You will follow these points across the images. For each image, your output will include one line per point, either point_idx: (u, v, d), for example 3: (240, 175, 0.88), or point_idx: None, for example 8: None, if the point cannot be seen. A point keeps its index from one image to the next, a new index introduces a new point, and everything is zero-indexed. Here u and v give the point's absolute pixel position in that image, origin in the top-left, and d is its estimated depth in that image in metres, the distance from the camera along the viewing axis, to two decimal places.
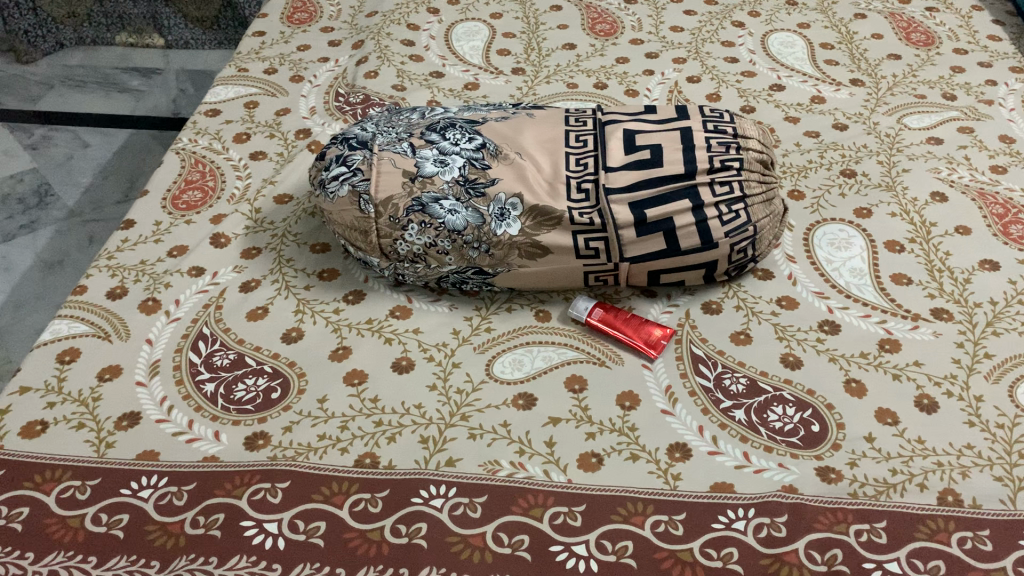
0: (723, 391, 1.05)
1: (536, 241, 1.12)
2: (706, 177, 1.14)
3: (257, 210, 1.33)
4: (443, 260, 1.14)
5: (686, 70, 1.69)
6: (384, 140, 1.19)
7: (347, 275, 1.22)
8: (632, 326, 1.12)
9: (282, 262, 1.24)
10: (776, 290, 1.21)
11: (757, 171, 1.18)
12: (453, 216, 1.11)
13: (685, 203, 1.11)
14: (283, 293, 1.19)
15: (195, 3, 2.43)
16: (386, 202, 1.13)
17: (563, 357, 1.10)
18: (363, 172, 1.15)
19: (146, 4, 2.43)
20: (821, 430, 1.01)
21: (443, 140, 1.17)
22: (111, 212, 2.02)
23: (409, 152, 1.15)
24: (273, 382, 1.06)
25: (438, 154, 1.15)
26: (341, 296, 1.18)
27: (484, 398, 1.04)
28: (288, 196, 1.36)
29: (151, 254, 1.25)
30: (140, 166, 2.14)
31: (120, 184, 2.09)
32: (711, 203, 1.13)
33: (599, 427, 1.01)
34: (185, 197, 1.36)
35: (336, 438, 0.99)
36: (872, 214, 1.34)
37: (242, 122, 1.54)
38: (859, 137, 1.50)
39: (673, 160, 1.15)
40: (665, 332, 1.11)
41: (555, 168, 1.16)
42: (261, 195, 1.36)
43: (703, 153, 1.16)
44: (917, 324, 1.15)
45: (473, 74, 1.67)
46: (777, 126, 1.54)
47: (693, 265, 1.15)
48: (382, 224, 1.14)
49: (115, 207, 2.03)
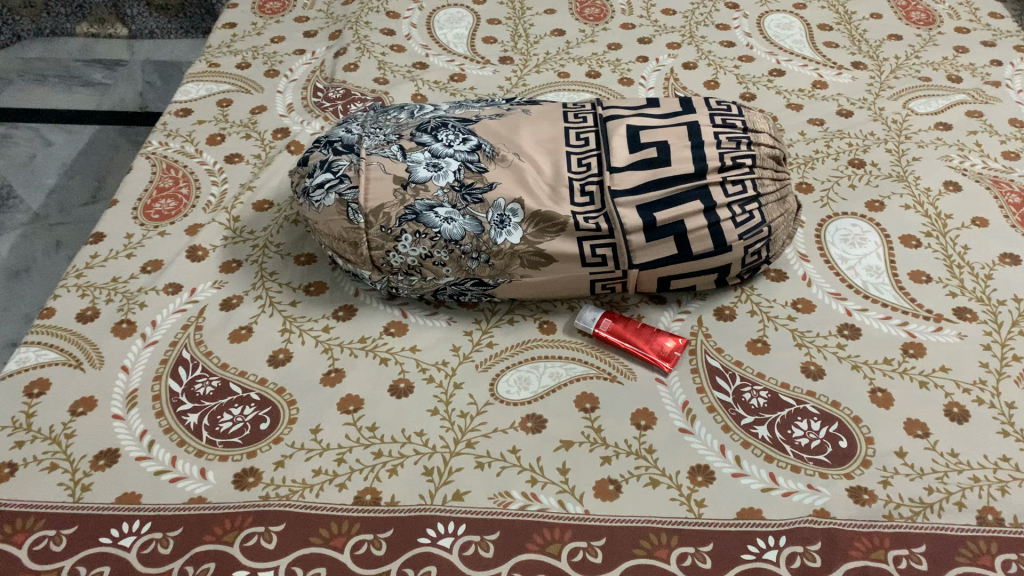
0: (743, 406, 0.99)
1: (539, 249, 1.05)
2: (718, 176, 1.07)
3: (235, 218, 1.25)
4: (440, 271, 1.07)
5: (681, 56, 1.62)
6: (372, 142, 1.11)
7: (336, 288, 1.14)
8: (644, 336, 1.05)
9: (265, 275, 1.16)
10: (790, 293, 1.14)
11: (770, 167, 1.11)
12: (450, 225, 1.04)
13: (697, 205, 1.05)
14: (268, 310, 1.11)
15: None
16: (377, 211, 1.05)
17: (571, 373, 1.04)
18: (350, 178, 1.07)
19: None
20: (849, 446, 0.96)
21: (435, 142, 1.10)
22: (79, 214, 1.92)
23: (399, 156, 1.08)
24: (262, 411, 0.98)
25: (431, 157, 1.08)
26: (330, 312, 1.10)
27: (489, 422, 0.97)
28: (268, 202, 1.27)
29: (123, 271, 1.17)
30: (108, 164, 2.04)
31: (88, 184, 1.99)
32: (724, 204, 1.06)
33: (615, 450, 0.95)
34: (158, 206, 1.28)
35: (333, 472, 0.91)
36: (884, 207, 1.28)
37: (216, 121, 1.44)
38: (866, 124, 1.44)
39: (682, 158, 1.08)
40: (678, 343, 1.05)
41: (556, 171, 1.09)
42: (240, 202, 1.28)
43: (713, 150, 1.09)
44: (941, 326, 1.10)
45: (458, 64, 1.58)
46: (779, 114, 1.47)
47: (705, 269, 1.09)
48: (373, 235, 1.06)
49: (83, 208, 1.93)
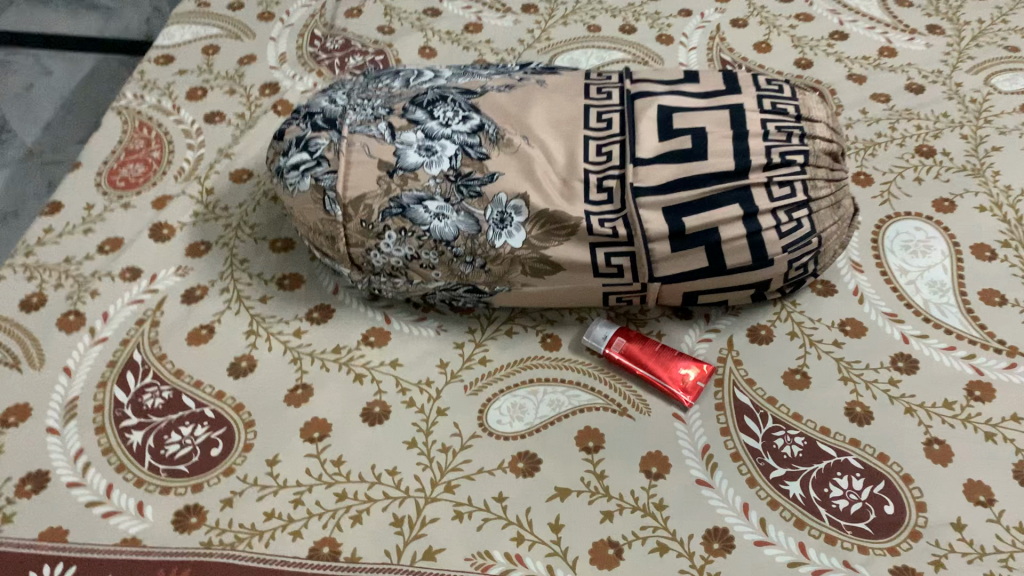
0: (773, 455, 0.85)
1: (544, 256, 0.90)
2: (762, 175, 0.90)
3: (208, 190, 1.11)
4: (429, 275, 0.92)
5: (730, 11, 1.42)
6: (357, 117, 0.95)
7: (312, 282, 0.99)
8: (662, 361, 0.90)
9: (235, 263, 1.02)
10: (838, 311, 0.98)
11: (825, 165, 0.94)
12: (441, 223, 0.89)
13: (735, 210, 0.88)
14: (234, 306, 0.97)
15: None
16: (357, 202, 0.90)
17: (575, 403, 0.89)
18: (329, 161, 0.92)
19: None
20: (896, 513, 0.81)
21: (430, 120, 0.94)
22: (73, 153, 1.78)
23: (387, 136, 0.92)
24: (214, 433, 0.85)
25: (424, 138, 0.92)
26: (304, 313, 0.96)
27: (475, 459, 0.84)
28: (247, 172, 1.13)
29: (78, 250, 1.04)
30: (107, 99, 1.89)
31: (85, 120, 1.85)
32: (767, 209, 0.89)
33: (618, 503, 0.81)
34: (124, 171, 1.14)
35: (288, 517, 0.79)
36: (955, 208, 1.10)
37: (199, 72, 1.29)
38: (938, 103, 1.24)
39: (720, 151, 0.91)
40: (701, 371, 0.90)
41: (570, 160, 0.93)
42: (215, 171, 1.13)
43: (759, 142, 0.91)
44: (1015, 362, 0.93)
45: (475, 12, 1.40)
46: (838, 87, 1.28)
47: (740, 284, 0.93)
48: (353, 229, 0.91)
49: (78, 147, 1.79)
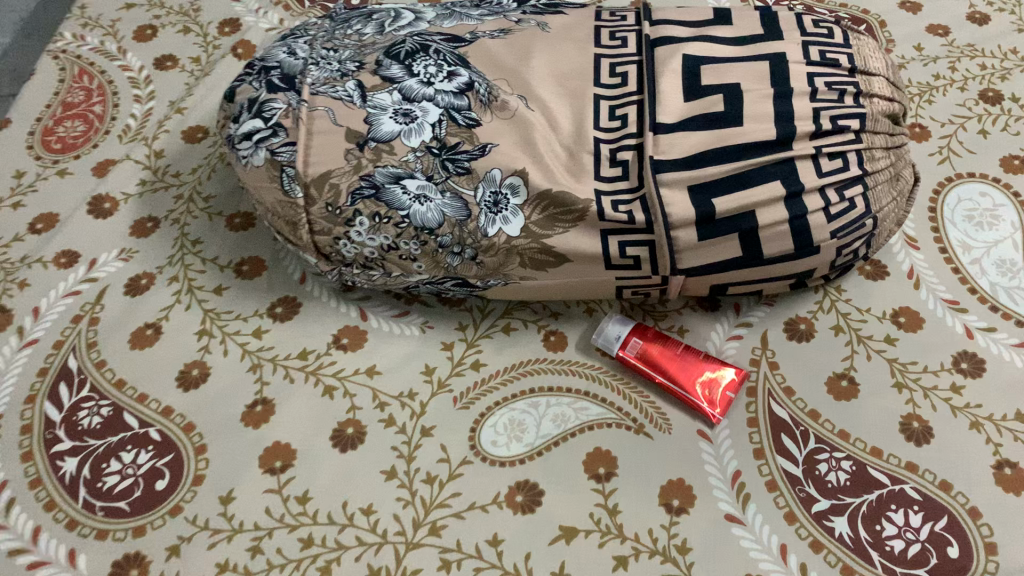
0: (816, 484, 0.72)
1: (547, 245, 0.76)
2: (809, 144, 0.74)
3: (157, 153, 0.95)
4: (410, 267, 0.78)
5: None
6: (320, 74, 0.79)
7: (276, 268, 0.85)
8: (685, 368, 0.76)
9: (187, 244, 0.88)
10: (891, 298, 0.84)
11: (884, 129, 0.78)
12: (422, 207, 0.74)
13: (776, 188, 0.73)
14: (185, 299, 0.83)
15: None
16: (321, 181, 0.75)
17: (583, 418, 0.76)
18: (286, 131, 0.76)
19: None
20: (961, 556, 0.69)
21: (408, 76, 0.78)
22: None
23: (356, 98, 0.77)
24: (160, 462, 0.73)
25: (401, 101, 0.77)
26: (266, 307, 0.82)
27: (465, 493, 0.71)
28: (202, 130, 0.97)
29: (7, 229, 0.89)
30: None
31: None
32: (815, 187, 0.74)
33: (634, 547, 0.69)
34: (61, 130, 0.98)
35: (244, 570, 0.67)
36: None
37: (149, 5, 1.12)
38: (1006, 37, 1.07)
39: (758, 115, 0.75)
40: (731, 380, 0.76)
41: (577, 127, 0.77)
42: (165, 130, 0.98)
43: (805, 103, 0.75)
44: None
45: None
46: (888, 17, 1.10)
47: (778, 274, 0.78)
48: (317, 214, 0.76)
49: None
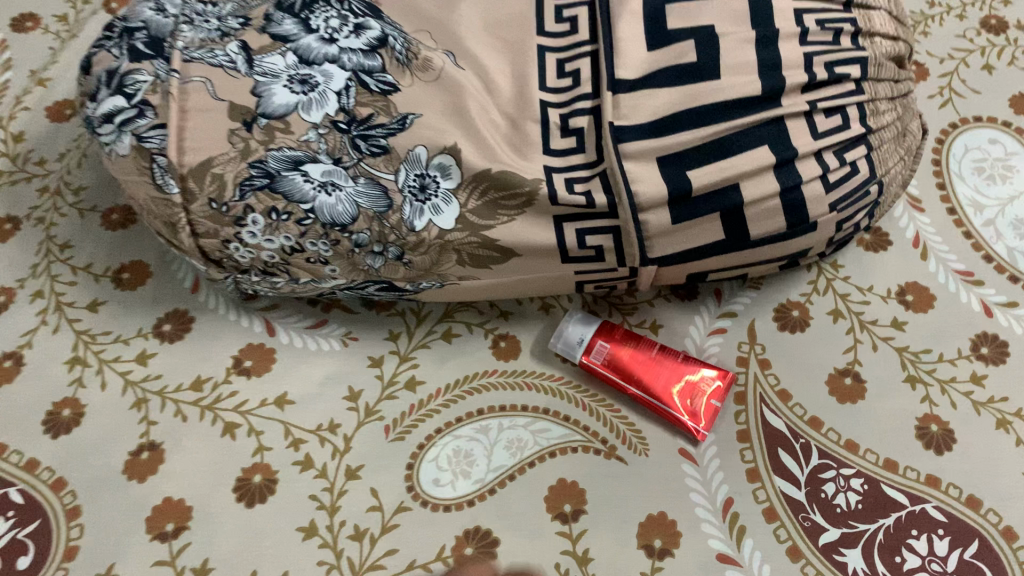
0: (822, 510, 0.61)
1: (488, 238, 0.62)
2: (803, 99, 0.60)
3: (14, 137, 0.79)
4: (321, 272, 0.64)
5: None
6: (193, 35, 0.63)
7: (164, 275, 0.71)
8: (662, 375, 0.64)
9: (54, 251, 0.72)
10: (895, 273, 0.72)
11: (888, 78, 0.65)
12: (329, 198, 0.60)
13: (766, 156, 0.59)
14: (51, 320, 0.68)
15: None
16: (201, 172, 0.60)
17: (542, 442, 0.63)
18: (154, 110, 0.60)
19: None
20: None
21: (305, 33, 0.62)
22: None
23: (240, 65, 0.61)
24: (23, 533, 0.59)
25: (297, 66, 0.61)
26: (151, 325, 0.68)
27: (403, 550, 0.59)
28: (70, 106, 0.81)
29: None
30: None
31: None
32: (810, 152, 0.61)
33: None
34: None
35: None
36: None
37: None
38: None
39: (738, 64, 0.60)
40: (717, 386, 0.64)
41: (519, 90, 0.63)
42: (23, 107, 0.81)
43: (795, 48, 0.61)
44: None
45: None
46: None
47: (767, 256, 0.66)
48: (200, 214, 0.61)
49: None
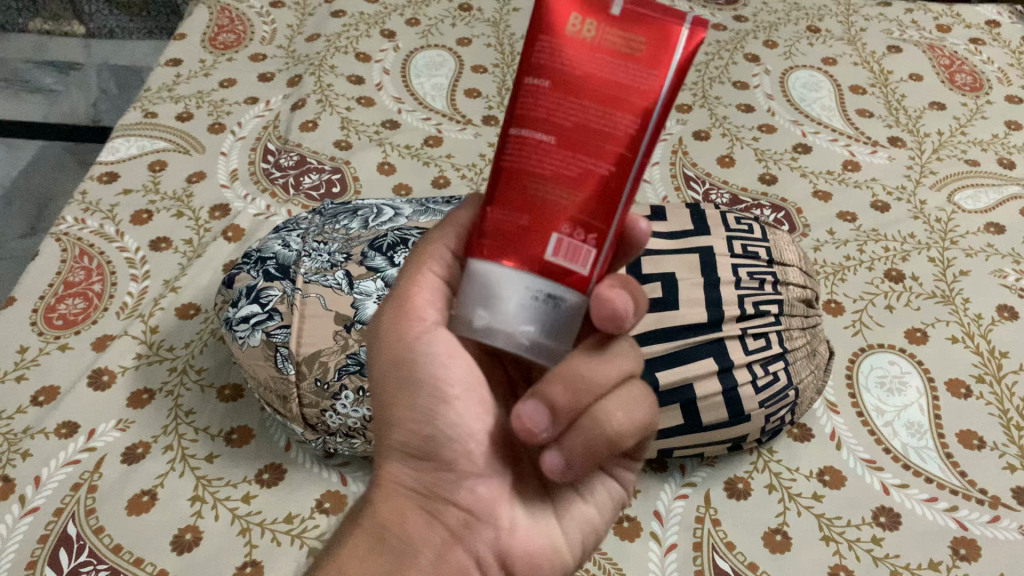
0: None
1: None
2: (737, 326, 0.86)
3: (153, 328, 1.04)
4: None
5: (692, 122, 1.41)
6: (312, 264, 0.89)
7: (263, 437, 0.94)
8: (552, 166, 0.42)
9: (181, 415, 0.96)
10: (816, 458, 0.95)
11: (799, 313, 0.92)
12: None
13: (710, 365, 0.84)
14: (179, 468, 0.90)
15: None
16: (311, 359, 0.84)
17: None
18: (281, 315, 0.86)
19: None
20: None
21: (391, 267, 0.88)
22: (15, 249, 1.54)
23: (344, 285, 0.86)
24: None
25: (384, 287, 0.86)
26: (253, 474, 0.90)
27: None
28: (194, 308, 1.08)
29: (10, 401, 0.96)
30: (54, 191, 1.66)
31: (25, 213, 1.61)
32: (743, 363, 0.85)
33: None
34: (62, 308, 1.07)
35: None
36: (927, 338, 1.08)
37: (145, 192, 1.23)
38: (905, 222, 1.23)
39: (692, 300, 0.85)
40: (694, 34, 0.42)
41: None
42: (159, 307, 1.07)
43: (732, 291, 0.87)
44: (998, 515, 0.90)
45: (435, 124, 1.37)
46: (804, 205, 1.27)
47: (717, 438, 0.89)
48: (306, 390, 0.85)
49: (19, 243, 1.55)
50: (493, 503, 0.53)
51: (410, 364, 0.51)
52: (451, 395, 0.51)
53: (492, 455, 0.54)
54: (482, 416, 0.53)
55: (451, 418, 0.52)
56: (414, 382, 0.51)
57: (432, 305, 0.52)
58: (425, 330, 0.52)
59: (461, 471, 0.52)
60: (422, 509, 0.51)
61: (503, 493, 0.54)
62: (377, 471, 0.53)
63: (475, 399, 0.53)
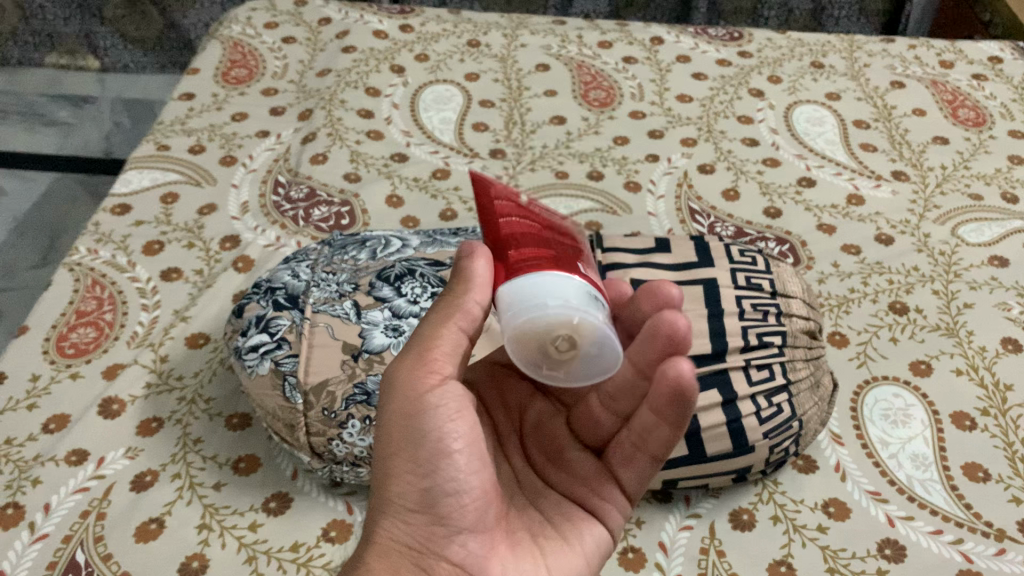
0: None
1: None
2: (740, 357, 0.87)
3: (162, 358, 1.06)
4: None
5: (697, 156, 1.43)
6: (321, 294, 0.91)
7: (270, 465, 0.95)
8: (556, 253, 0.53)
9: (189, 443, 0.97)
10: (821, 490, 0.95)
11: (803, 344, 0.92)
12: None
13: (714, 397, 0.84)
14: (186, 496, 0.91)
15: (134, 21, 1.99)
16: (319, 389, 0.84)
17: None
18: (290, 344, 0.87)
19: (78, 22, 1.97)
20: None
21: (398, 296, 0.90)
22: (26, 278, 1.55)
23: (352, 315, 0.88)
24: None
25: (391, 317, 0.88)
26: (260, 502, 0.91)
27: None
28: (204, 337, 1.09)
29: (21, 429, 0.97)
30: (65, 220, 1.68)
31: (36, 243, 1.63)
32: (747, 395, 0.86)
33: None
34: (74, 336, 1.08)
35: None
36: (931, 370, 1.08)
37: (157, 223, 1.25)
38: (909, 256, 1.24)
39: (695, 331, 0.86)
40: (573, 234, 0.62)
41: None
42: (169, 337, 1.09)
43: (735, 322, 0.88)
44: (1004, 548, 0.89)
45: (443, 157, 1.40)
46: (808, 238, 1.28)
47: (721, 469, 0.89)
48: (314, 419, 0.85)
49: (30, 273, 1.56)
50: (483, 558, 0.56)
51: (416, 418, 0.55)
52: (454, 450, 0.55)
53: (484, 512, 0.57)
54: (481, 472, 0.57)
55: (451, 472, 0.55)
56: (420, 434, 0.55)
57: (447, 361, 0.56)
58: (438, 383, 0.56)
59: (455, 524, 0.55)
60: (415, 564, 0.55)
61: (493, 552, 0.57)
62: (375, 521, 0.56)
63: (476, 455, 0.56)
